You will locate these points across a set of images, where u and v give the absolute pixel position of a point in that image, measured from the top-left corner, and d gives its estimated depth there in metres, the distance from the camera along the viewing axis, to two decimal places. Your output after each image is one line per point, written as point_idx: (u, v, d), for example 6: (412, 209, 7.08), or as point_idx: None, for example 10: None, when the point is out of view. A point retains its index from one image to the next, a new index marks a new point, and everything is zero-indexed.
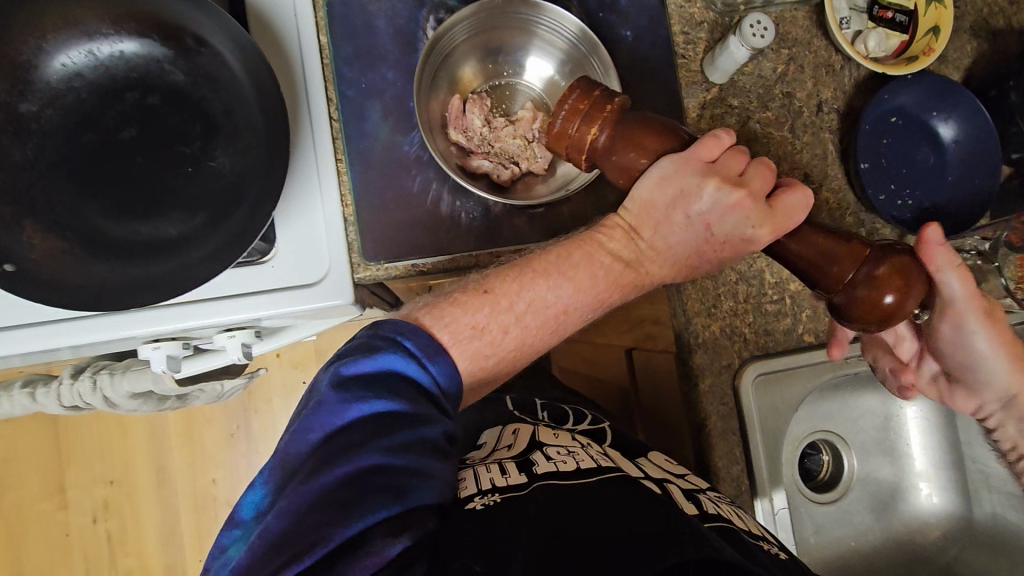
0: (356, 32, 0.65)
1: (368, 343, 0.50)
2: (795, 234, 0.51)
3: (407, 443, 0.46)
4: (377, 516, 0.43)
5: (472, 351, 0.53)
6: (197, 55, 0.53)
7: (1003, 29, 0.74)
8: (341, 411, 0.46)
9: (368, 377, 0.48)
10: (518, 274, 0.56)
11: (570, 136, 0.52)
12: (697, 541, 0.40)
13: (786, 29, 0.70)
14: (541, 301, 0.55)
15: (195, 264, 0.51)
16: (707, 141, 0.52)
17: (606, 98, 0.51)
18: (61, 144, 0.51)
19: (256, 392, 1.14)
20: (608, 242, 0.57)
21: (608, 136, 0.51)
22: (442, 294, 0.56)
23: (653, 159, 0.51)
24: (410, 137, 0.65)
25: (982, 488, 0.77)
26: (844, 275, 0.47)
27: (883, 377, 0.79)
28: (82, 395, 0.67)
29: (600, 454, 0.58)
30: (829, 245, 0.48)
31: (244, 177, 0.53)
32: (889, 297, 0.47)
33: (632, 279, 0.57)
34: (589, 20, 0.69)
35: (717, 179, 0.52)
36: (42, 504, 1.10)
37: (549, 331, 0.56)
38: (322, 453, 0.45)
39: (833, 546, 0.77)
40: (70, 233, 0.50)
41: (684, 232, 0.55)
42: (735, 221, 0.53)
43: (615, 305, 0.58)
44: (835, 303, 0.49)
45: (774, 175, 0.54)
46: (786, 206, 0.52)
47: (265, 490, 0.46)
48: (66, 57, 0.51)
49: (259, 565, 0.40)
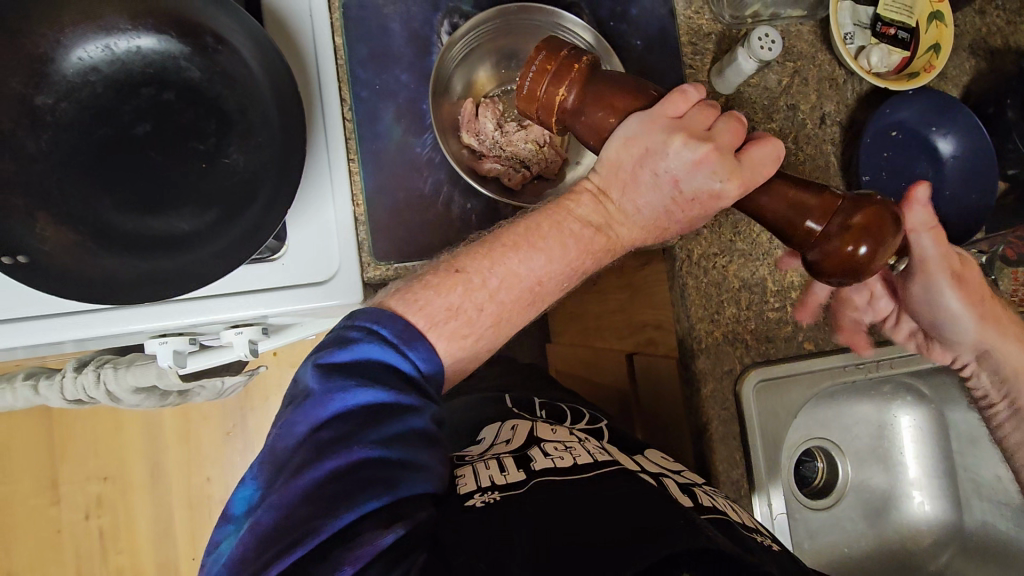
0: (370, 34, 0.66)
1: (345, 334, 0.50)
2: (767, 187, 0.52)
3: (395, 435, 0.46)
4: (366, 507, 0.43)
5: (449, 332, 0.52)
6: (216, 53, 0.54)
7: (1000, 48, 0.76)
8: (325, 403, 0.46)
9: (349, 366, 0.48)
10: (487, 250, 0.55)
11: (540, 98, 0.53)
12: (691, 531, 0.41)
13: (792, 42, 0.71)
14: (514, 275, 0.54)
15: (208, 259, 0.51)
16: (673, 98, 0.52)
17: (574, 57, 0.52)
18: (75, 137, 0.51)
19: (251, 391, 1.13)
20: (576, 208, 0.56)
21: (576, 97, 0.53)
22: (412, 278, 0.55)
23: (622, 119, 0.52)
24: (422, 138, 0.66)
25: (973, 497, 0.79)
26: (815, 228, 0.49)
27: (879, 387, 0.80)
28: (86, 389, 0.66)
29: (596, 448, 0.58)
30: (804, 198, 0.50)
31: (258, 174, 0.54)
32: (864, 248, 0.48)
33: (604, 244, 0.56)
34: (600, 28, 0.70)
35: (684, 135, 0.52)
36: (33, 500, 1.09)
37: (524, 305, 0.55)
38: (309, 446, 0.45)
39: (829, 551, 0.78)
40: (82, 225, 0.50)
41: (651, 193, 0.55)
42: (702, 177, 0.53)
43: (588, 271, 0.57)
44: (809, 261, 0.50)
45: (744, 128, 0.55)
46: (753, 158, 0.53)
47: (254, 485, 0.46)
48: (83, 51, 0.52)
49: (251, 559, 0.41)
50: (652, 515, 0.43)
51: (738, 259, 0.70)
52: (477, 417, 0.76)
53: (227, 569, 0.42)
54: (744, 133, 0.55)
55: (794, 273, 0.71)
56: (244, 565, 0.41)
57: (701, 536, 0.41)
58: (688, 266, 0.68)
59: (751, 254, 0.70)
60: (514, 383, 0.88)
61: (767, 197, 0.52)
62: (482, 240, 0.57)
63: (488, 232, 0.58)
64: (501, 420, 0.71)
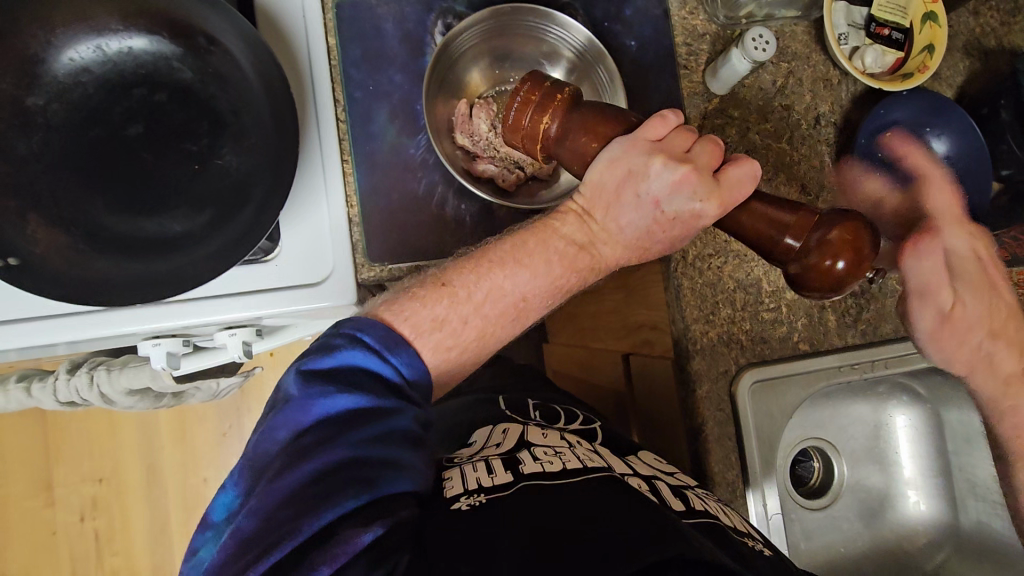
0: (364, 34, 0.65)
1: (328, 341, 0.50)
2: (745, 206, 0.51)
3: (375, 436, 0.46)
4: (346, 506, 0.43)
5: (434, 343, 0.53)
6: (208, 53, 0.53)
7: (995, 49, 0.76)
8: (306, 408, 0.46)
9: (330, 372, 0.48)
10: (474, 266, 0.56)
11: (524, 127, 0.54)
12: (680, 540, 0.40)
13: (786, 43, 0.71)
14: (499, 288, 0.55)
15: (200, 260, 0.51)
16: (653, 121, 0.52)
17: (556, 90, 0.53)
18: (67, 138, 0.51)
19: (248, 392, 1.13)
20: (562, 227, 0.57)
21: (560, 124, 0.53)
22: (400, 290, 0.56)
23: (604, 145, 0.52)
24: (416, 139, 0.66)
25: (968, 497, 0.79)
26: (794, 244, 0.48)
27: (874, 387, 0.80)
28: (79, 391, 0.66)
29: (586, 453, 0.58)
30: (778, 215, 0.49)
31: (250, 175, 0.53)
32: (841, 264, 0.47)
33: (589, 263, 0.57)
34: (594, 29, 0.70)
35: (663, 157, 0.52)
36: (28, 502, 1.09)
37: (508, 320, 0.56)
38: (290, 451, 0.45)
39: (825, 551, 0.78)
40: (73, 227, 0.50)
41: (635, 213, 0.55)
42: (683, 198, 0.53)
43: (574, 289, 0.58)
44: (789, 276, 0.49)
45: (721, 150, 0.54)
46: (732, 178, 0.51)
47: (235, 491, 0.46)
48: (74, 52, 0.51)
49: (232, 563, 0.41)
50: (639, 520, 0.42)
51: (733, 260, 0.70)
52: (472, 418, 0.76)
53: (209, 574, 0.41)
54: (722, 156, 0.54)
55: None
56: (224, 569, 0.41)
57: (688, 545, 0.40)
58: (682, 267, 0.68)
59: (747, 255, 0.70)
60: (510, 383, 0.87)
61: (749, 214, 0.50)
62: (470, 254, 0.58)
63: (477, 248, 0.59)
64: (495, 421, 0.71)
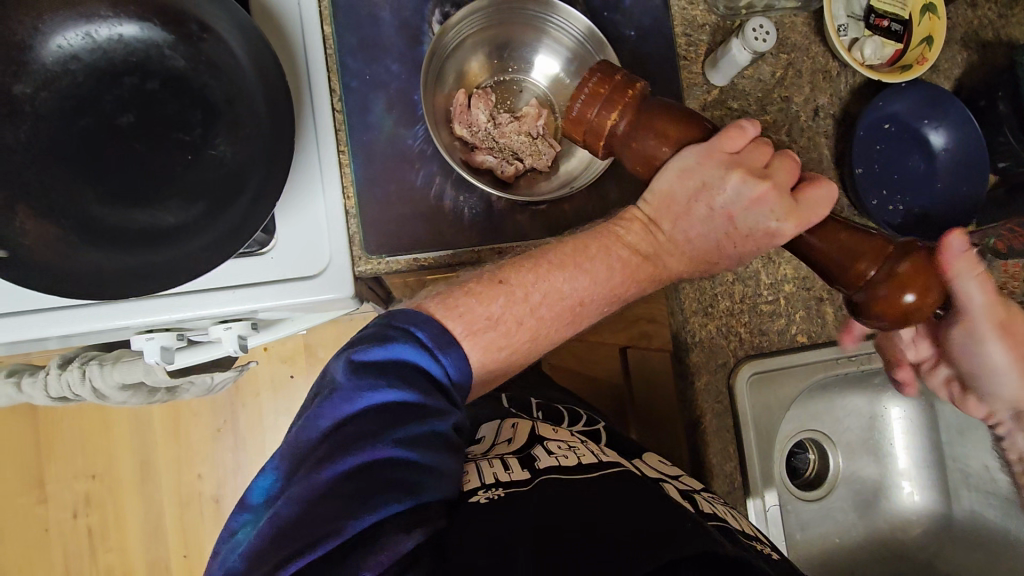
0: (359, 23, 0.64)
1: (379, 332, 0.49)
2: (822, 227, 0.51)
3: (420, 437, 0.45)
4: (389, 510, 0.42)
5: (485, 343, 0.52)
6: (201, 41, 0.52)
7: (992, 41, 0.76)
8: (353, 400, 0.45)
9: (380, 364, 0.47)
10: (533, 266, 0.55)
11: (589, 120, 0.52)
12: (691, 535, 0.40)
13: (785, 34, 0.71)
14: (556, 293, 0.54)
15: (195, 253, 0.49)
16: (731, 133, 0.52)
17: (626, 84, 0.52)
18: (56, 128, 0.50)
19: (242, 387, 1.12)
20: (627, 234, 0.57)
21: (627, 122, 0.52)
22: (455, 283, 0.55)
23: (674, 148, 0.52)
24: (414, 130, 0.65)
25: (961, 488, 0.79)
26: (866, 272, 0.47)
27: (870, 378, 0.81)
28: (71, 386, 0.65)
29: (598, 449, 0.58)
30: (854, 242, 0.48)
31: (246, 166, 0.52)
32: (910, 296, 0.46)
33: (649, 273, 0.57)
34: (593, 19, 0.69)
35: (740, 172, 0.52)
36: (19, 499, 1.08)
37: (563, 324, 0.55)
38: (334, 441, 0.44)
39: (819, 543, 0.79)
40: (63, 218, 0.48)
41: (706, 227, 0.56)
42: (758, 215, 0.53)
43: (631, 297, 0.58)
44: (854, 301, 0.48)
45: (798, 167, 0.55)
46: (811, 198, 0.52)
47: (275, 475, 0.45)
48: (62, 39, 0.50)
49: (268, 554, 0.40)
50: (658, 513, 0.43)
51: None
52: (471, 414, 0.75)
53: (241, 562, 0.41)
54: (799, 172, 0.55)
55: (787, 266, 0.71)
56: (261, 557, 0.40)
57: (707, 540, 0.40)
58: None
59: None
60: None
61: (821, 235, 0.50)
62: (527, 254, 0.57)
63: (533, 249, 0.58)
64: (498, 417, 0.71)
